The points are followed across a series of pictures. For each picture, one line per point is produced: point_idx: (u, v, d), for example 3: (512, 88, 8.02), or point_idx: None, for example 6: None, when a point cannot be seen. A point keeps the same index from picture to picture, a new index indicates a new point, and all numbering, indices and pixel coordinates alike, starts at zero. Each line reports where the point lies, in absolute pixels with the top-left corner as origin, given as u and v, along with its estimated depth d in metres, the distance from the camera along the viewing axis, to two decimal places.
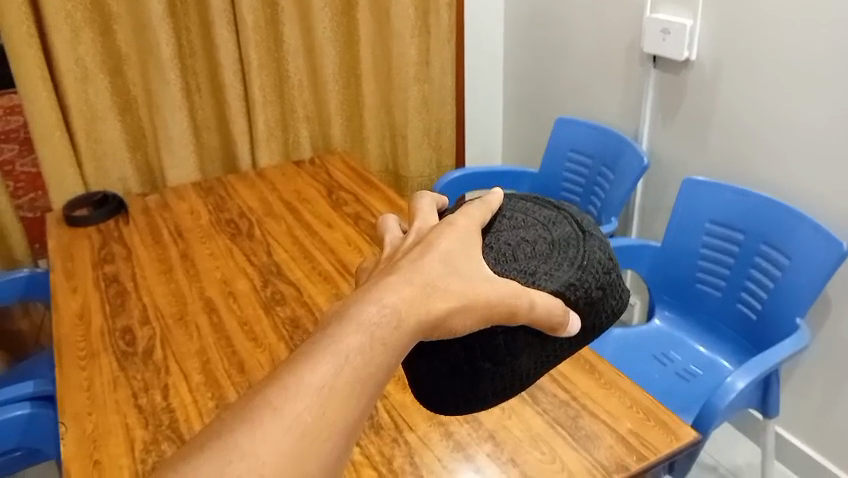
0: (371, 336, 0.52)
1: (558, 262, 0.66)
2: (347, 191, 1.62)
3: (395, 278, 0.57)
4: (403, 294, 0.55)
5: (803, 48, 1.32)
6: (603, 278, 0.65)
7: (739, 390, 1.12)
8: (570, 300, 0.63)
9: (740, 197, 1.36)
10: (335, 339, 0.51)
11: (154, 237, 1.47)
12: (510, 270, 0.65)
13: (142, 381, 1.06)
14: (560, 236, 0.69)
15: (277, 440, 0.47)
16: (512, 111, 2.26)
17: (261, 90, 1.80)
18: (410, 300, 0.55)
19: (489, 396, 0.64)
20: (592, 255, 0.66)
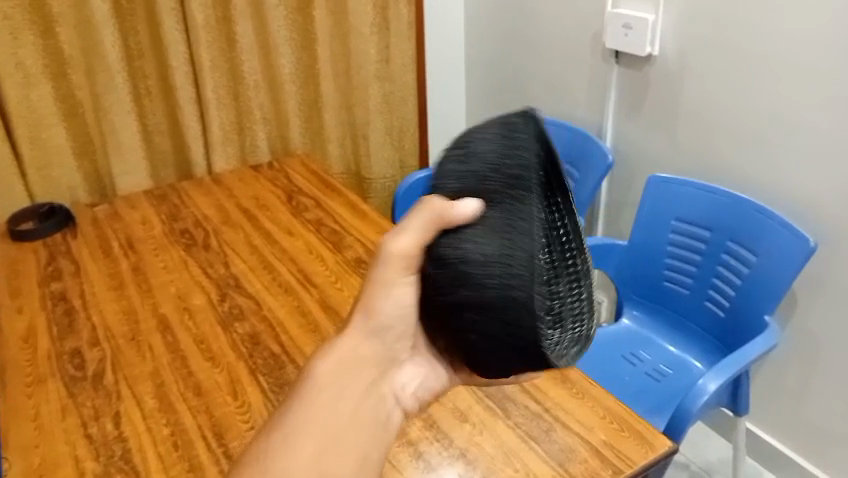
0: (327, 370, 0.67)
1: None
2: (307, 195, 1.57)
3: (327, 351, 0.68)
4: (339, 349, 0.68)
5: (767, 43, 1.31)
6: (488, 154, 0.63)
7: (711, 391, 1.10)
8: None
9: (705, 194, 1.35)
10: (299, 401, 0.65)
11: (104, 250, 1.40)
12: None
13: (92, 408, 1.00)
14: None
15: (293, 453, 0.61)
16: (475, 108, 2.22)
17: (215, 92, 1.73)
18: (345, 348, 0.68)
19: (512, 289, 0.53)
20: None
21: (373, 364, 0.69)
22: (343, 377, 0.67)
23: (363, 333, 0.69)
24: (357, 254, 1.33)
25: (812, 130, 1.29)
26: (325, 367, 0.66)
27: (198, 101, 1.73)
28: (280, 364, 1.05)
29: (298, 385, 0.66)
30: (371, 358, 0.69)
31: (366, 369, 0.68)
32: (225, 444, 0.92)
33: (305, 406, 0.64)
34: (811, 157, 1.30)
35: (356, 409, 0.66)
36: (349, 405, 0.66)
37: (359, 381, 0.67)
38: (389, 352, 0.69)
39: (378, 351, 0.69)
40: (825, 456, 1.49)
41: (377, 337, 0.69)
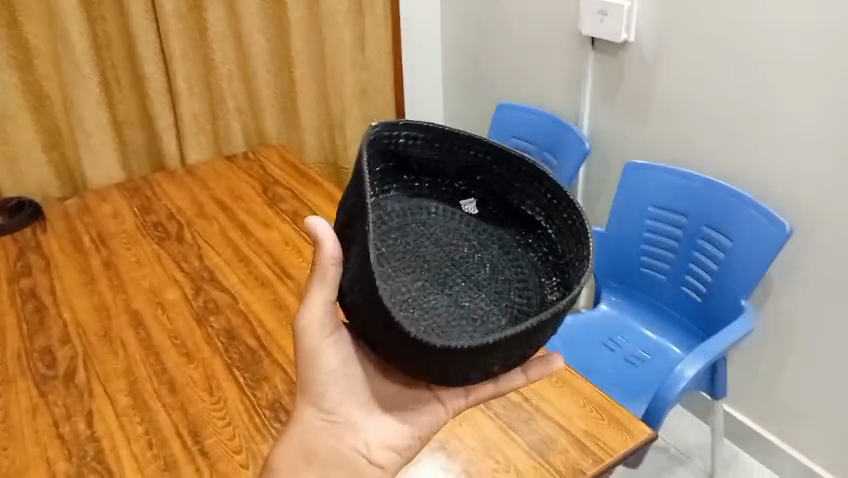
0: (293, 451, 0.72)
1: (414, 228, 0.78)
2: (283, 186, 1.54)
3: (289, 439, 0.73)
4: (298, 430, 0.73)
5: (742, 30, 1.31)
6: (426, 177, 0.77)
7: (689, 377, 1.10)
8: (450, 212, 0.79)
9: (682, 180, 1.35)
10: None
11: (74, 245, 1.37)
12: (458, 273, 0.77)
13: (63, 407, 0.98)
14: (457, 226, 0.79)
15: None
16: (452, 95, 2.21)
17: (186, 82, 1.70)
18: (304, 428, 0.73)
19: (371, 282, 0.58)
20: (435, 203, 0.79)
21: (329, 434, 0.73)
22: (299, 457, 0.72)
23: (313, 411, 0.73)
24: None
25: (786, 117, 1.29)
26: (281, 455, 0.72)
27: (169, 91, 1.70)
28: (257, 358, 1.04)
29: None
30: (326, 433, 0.73)
31: (322, 442, 0.73)
32: (202, 441, 0.91)
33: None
34: (786, 144, 1.31)
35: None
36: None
37: (317, 456, 0.72)
38: (343, 419, 0.74)
39: (331, 420, 0.74)
40: (800, 438, 1.51)
41: (324, 410, 0.74)
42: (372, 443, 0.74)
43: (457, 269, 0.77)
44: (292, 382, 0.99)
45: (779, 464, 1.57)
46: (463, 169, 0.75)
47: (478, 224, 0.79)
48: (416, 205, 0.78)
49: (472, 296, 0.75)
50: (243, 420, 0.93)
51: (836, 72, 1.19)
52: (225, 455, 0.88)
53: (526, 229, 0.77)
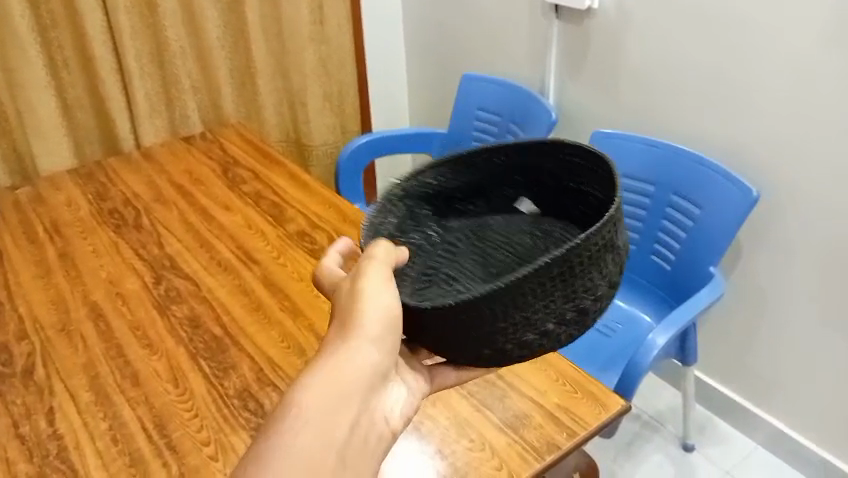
0: (317, 394, 0.56)
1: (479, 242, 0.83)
2: (244, 167, 1.50)
3: (310, 377, 0.57)
4: (324, 370, 0.58)
5: None
6: (476, 199, 0.82)
7: (660, 346, 1.10)
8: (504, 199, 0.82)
9: (649, 149, 1.34)
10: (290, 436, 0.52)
11: (28, 236, 1.31)
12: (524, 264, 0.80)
13: (22, 406, 0.94)
14: (518, 225, 0.83)
15: None
16: (415, 69, 2.17)
17: (137, 62, 1.63)
18: (330, 370, 0.58)
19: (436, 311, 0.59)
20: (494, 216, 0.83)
21: (368, 386, 0.59)
22: (340, 399, 0.56)
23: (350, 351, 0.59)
24: (300, 227, 1.28)
25: (752, 84, 1.30)
26: (322, 390, 0.56)
27: (119, 72, 1.63)
28: (223, 346, 1.01)
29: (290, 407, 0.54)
30: (371, 383, 0.59)
31: (364, 392, 0.58)
32: (169, 435, 0.88)
33: (294, 440, 0.52)
34: (753, 109, 1.31)
35: (348, 441, 0.55)
36: (344, 431, 0.55)
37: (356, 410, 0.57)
38: (386, 369, 0.61)
39: (381, 368, 0.60)
40: (771, 400, 1.54)
41: (376, 360, 0.60)
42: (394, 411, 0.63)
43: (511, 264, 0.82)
44: (260, 370, 0.97)
45: (749, 425, 1.60)
46: (498, 175, 0.79)
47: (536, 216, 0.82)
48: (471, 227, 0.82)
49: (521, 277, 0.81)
50: (211, 412, 0.91)
51: (800, 35, 1.20)
52: (193, 447, 0.86)
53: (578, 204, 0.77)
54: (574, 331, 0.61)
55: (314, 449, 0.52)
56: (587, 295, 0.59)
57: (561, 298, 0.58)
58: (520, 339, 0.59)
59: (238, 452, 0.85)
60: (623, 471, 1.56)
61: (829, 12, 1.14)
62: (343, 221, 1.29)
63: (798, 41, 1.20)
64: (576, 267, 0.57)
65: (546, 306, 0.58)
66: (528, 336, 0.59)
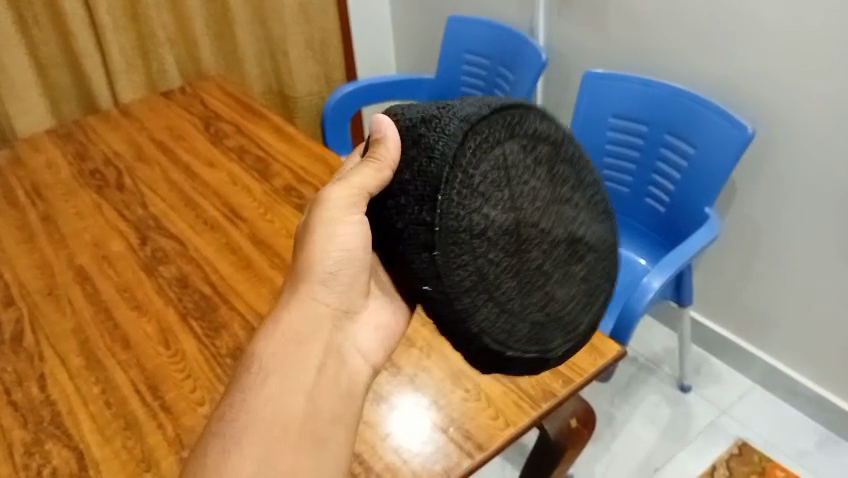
0: (286, 339, 0.67)
1: (535, 277, 0.64)
2: (227, 121, 1.46)
3: (286, 317, 0.68)
4: (300, 319, 0.68)
5: None
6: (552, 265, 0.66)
7: (656, 289, 1.09)
8: (550, 238, 0.65)
9: (641, 88, 1.31)
10: (260, 383, 0.64)
11: (9, 201, 1.28)
12: (490, 195, 0.61)
13: (13, 373, 0.93)
14: (555, 219, 0.65)
15: (260, 440, 0.61)
16: (400, 12, 2.09)
17: (110, 14, 1.56)
18: (301, 317, 0.68)
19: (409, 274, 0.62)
20: (586, 232, 0.68)
21: (325, 335, 0.69)
22: (294, 354, 0.66)
23: (320, 293, 0.69)
24: (287, 182, 1.25)
25: (748, 16, 1.25)
26: (277, 349, 0.66)
27: (92, 25, 1.56)
28: (213, 306, 1.00)
29: (246, 374, 0.65)
30: (326, 330, 0.69)
31: (325, 346, 0.68)
32: (162, 397, 0.87)
33: (252, 401, 0.63)
34: (749, 40, 1.27)
35: (311, 391, 0.65)
36: (308, 386, 0.65)
37: (316, 363, 0.66)
38: (341, 312, 0.71)
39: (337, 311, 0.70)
40: (765, 338, 1.55)
41: (323, 312, 0.69)
42: (366, 349, 0.72)
43: (519, 172, 0.63)
44: (252, 328, 0.96)
45: (743, 362, 1.61)
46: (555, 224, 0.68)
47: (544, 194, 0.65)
48: (550, 244, 0.65)
49: (485, 140, 0.61)
50: (204, 371, 0.90)
51: None
52: (187, 409, 0.85)
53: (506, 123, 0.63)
54: (472, 145, 0.61)
55: (271, 411, 0.63)
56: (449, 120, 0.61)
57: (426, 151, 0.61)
58: (432, 156, 0.60)
59: None
60: (620, 414, 1.57)
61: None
62: (330, 174, 1.26)
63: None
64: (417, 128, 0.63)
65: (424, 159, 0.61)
66: (413, 154, 0.62)
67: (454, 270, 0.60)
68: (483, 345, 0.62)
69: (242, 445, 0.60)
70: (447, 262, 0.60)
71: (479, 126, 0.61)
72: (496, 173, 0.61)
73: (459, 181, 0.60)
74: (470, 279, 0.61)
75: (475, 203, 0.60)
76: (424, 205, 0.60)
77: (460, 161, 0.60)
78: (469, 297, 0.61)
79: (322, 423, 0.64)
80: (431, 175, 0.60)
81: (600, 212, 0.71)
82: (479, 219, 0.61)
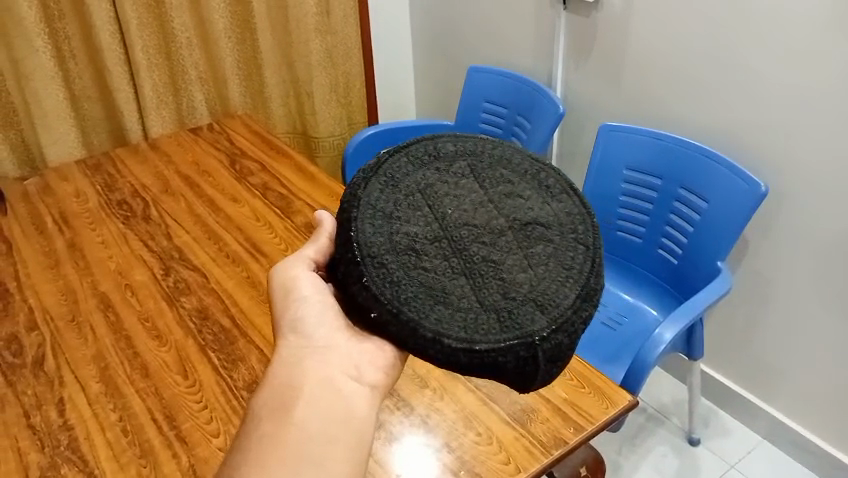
0: (271, 387, 0.64)
1: (487, 273, 0.60)
2: (251, 159, 1.50)
3: (271, 371, 0.66)
4: (285, 366, 0.66)
5: None
6: (508, 262, 0.61)
7: (667, 341, 1.09)
8: (495, 245, 0.61)
9: (656, 142, 1.33)
10: (252, 433, 0.61)
11: (37, 227, 1.32)
12: (408, 213, 0.62)
13: (33, 397, 0.95)
14: (491, 218, 0.63)
15: None
16: (422, 59, 2.15)
17: (144, 53, 1.60)
18: (285, 365, 0.66)
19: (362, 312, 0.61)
20: (539, 214, 0.64)
21: (310, 370, 0.65)
22: (281, 397, 0.63)
23: (295, 338, 0.68)
24: (307, 219, 1.28)
25: (761, 78, 1.28)
26: (265, 396, 0.63)
27: (127, 62, 1.60)
28: (231, 338, 1.02)
29: (241, 430, 0.62)
30: (310, 364, 0.65)
31: (311, 380, 0.64)
32: (178, 426, 0.89)
33: (247, 450, 0.59)
34: (761, 102, 1.30)
35: (303, 425, 0.60)
36: (297, 421, 0.60)
37: (302, 396, 0.62)
38: (323, 345, 0.66)
39: (320, 345, 0.67)
40: (775, 395, 1.54)
41: (305, 351, 0.66)
42: (360, 369, 0.65)
43: (436, 189, 0.64)
44: (268, 362, 0.97)
45: (753, 418, 1.60)
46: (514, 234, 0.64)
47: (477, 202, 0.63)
48: (492, 237, 0.62)
49: (389, 178, 0.64)
50: (220, 403, 0.92)
51: (813, 33, 1.18)
52: (202, 439, 0.87)
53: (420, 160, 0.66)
54: (378, 185, 0.64)
55: (264, 454, 0.58)
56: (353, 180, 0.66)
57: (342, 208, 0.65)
58: (346, 209, 0.64)
59: None
60: (628, 463, 1.56)
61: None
62: None
63: (806, 30, 1.18)
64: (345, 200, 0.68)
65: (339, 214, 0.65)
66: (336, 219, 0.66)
67: (389, 288, 0.59)
68: (445, 347, 0.58)
69: None
70: (381, 282, 0.60)
71: (380, 171, 0.65)
72: (409, 196, 0.63)
73: (370, 215, 0.62)
74: (409, 291, 0.59)
75: (392, 226, 0.61)
76: (347, 246, 0.62)
77: (369, 199, 0.63)
78: (414, 308, 0.59)
79: (315, 453, 0.59)
80: (343, 222, 0.63)
81: (557, 192, 0.66)
82: (400, 234, 0.61)
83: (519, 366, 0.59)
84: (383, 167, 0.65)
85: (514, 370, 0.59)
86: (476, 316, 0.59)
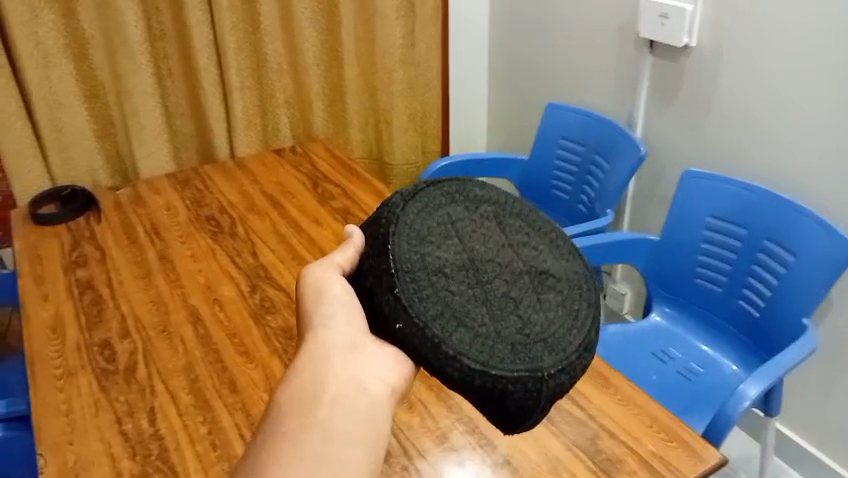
0: (298, 381, 0.65)
1: (505, 308, 0.65)
2: (333, 183, 1.54)
3: (299, 363, 0.67)
4: (312, 362, 0.66)
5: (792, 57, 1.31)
6: (523, 301, 0.66)
7: (752, 397, 1.07)
8: (513, 281, 0.66)
9: (742, 192, 1.32)
10: (276, 424, 0.62)
11: (129, 237, 1.38)
12: (438, 239, 0.67)
13: (125, 404, 0.98)
14: (511, 258, 0.68)
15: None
16: (498, 93, 2.17)
17: (238, 75, 1.67)
18: (313, 360, 0.67)
19: (385, 323, 0.65)
20: (552, 265, 0.69)
21: (335, 368, 0.66)
22: (307, 393, 0.64)
23: (321, 334, 0.68)
24: None
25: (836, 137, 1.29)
26: (289, 391, 0.64)
27: (220, 83, 1.67)
28: None
29: (267, 420, 0.63)
30: (337, 363, 0.66)
31: (335, 378, 0.65)
32: None
33: (271, 441, 0.60)
34: (791, 135, 1.36)
35: (326, 423, 0.61)
36: (319, 419, 0.61)
37: (326, 396, 0.63)
38: (349, 344, 0.67)
39: (346, 344, 0.67)
40: None
41: (332, 348, 0.67)
42: (384, 372, 0.66)
43: (466, 224, 0.69)
44: None
45: None
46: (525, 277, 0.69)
47: (498, 243, 0.69)
48: (512, 276, 0.67)
49: (424, 205, 0.69)
50: None
51: None
52: None
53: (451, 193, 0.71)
54: (413, 208, 0.68)
55: (287, 448, 0.59)
56: (387, 200, 0.70)
57: (374, 223, 0.69)
58: (381, 223, 0.68)
59: None
60: None
61: (828, 16, 1.23)
62: None
63: (838, 64, 1.24)
64: (372, 217, 0.72)
65: (371, 229, 0.69)
66: (368, 228, 0.70)
67: (418, 302, 0.63)
68: (464, 367, 0.61)
69: None
70: (411, 296, 0.63)
71: (416, 196, 0.69)
72: (441, 225, 0.68)
73: (405, 234, 0.66)
74: (436, 308, 0.63)
75: (425, 248, 0.65)
76: (381, 258, 0.65)
77: (405, 220, 0.67)
78: (439, 325, 0.62)
79: (337, 457, 0.59)
80: (379, 237, 0.67)
81: (564, 252, 0.72)
82: (429, 255, 0.65)
83: (524, 399, 0.63)
84: (420, 193, 0.70)
85: (516, 403, 0.63)
86: (491, 345, 0.63)
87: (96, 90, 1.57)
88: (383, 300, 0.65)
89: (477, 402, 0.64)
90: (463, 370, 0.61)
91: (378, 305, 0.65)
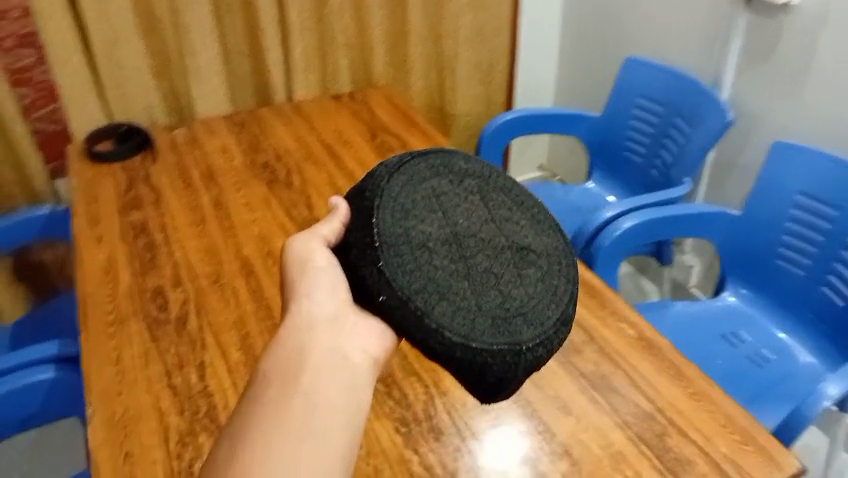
0: (282, 351, 0.62)
1: (487, 283, 0.65)
2: (391, 134, 1.47)
3: (282, 335, 0.64)
4: (295, 333, 0.63)
5: None
6: (503, 276, 0.66)
7: (832, 396, 0.99)
8: (495, 256, 0.66)
9: (836, 168, 1.20)
10: (258, 395, 0.58)
11: (184, 180, 1.35)
12: (423, 212, 0.66)
13: (176, 356, 0.97)
14: (492, 233, 0.68)
15: (256, 448, 0.53)
16: (570, 45, 2.04)
17: (298, 15, 1.59)
18: (297, 331, 0.64)
19: (366, 296, 0.63)
20: (532, 242, 0.69)
21: (318, 338, 0.63)
22: (290, 362, 0.60)
23: (304, 304, 0.66)
24: None
25: None
26: (272, 361, 0.61)
27: (280, 23, 1.60)
28: None
29: (249, 391, 0.59)
30: (320, 333, 0.63)
31: (319, 347, 0.62)
32: None
33: (252, 411, 0.56)
34: None
35: (309, 392, 0.58)
36: (302, 387, 0.58)
37: (308, 365, 0.60)
38: (333, 314, 0.65)
39: (330, 314, 0.65)
40: None
41: (315, 319, 0.65)
42: (365, 342, 0.64)
43: (450, 199, 0.68)
44: (405, 356, 0.94)
45: None
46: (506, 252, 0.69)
47: (481, 218, 0.68)
48: (494, 251, 0.67)
49: (409, 177, 0.68)
50: None
51: None
52: None
53: (436, 167, 0.70)
54: (398, 180, 0.67)
55: (269, 418, 0.56)
56: (371, 171, 0.69)
57: (358, 195, 0.67)
58: (366, 196, 0.66)
59: (384, 445, 0.81)
60: None
61: None
62: None
63: None
64: (353, 188, 0.70)
65: (355, 201, 0.67)
66: (353, 198, 0.68)
67: (402, 276, 0.62)
68: (445, 341, 0.61)
69: (243, 458, 0.53)
70: (395, 270, 0.62)
71: (401, 168, 0.68)
72: (426, 199, 0.67)
73: (391, 207, 0.65)
74: (419, 282, 0.62)
75: (411, 222, 0.65)
76: (366, 230, 0.64)
77: (390, 192, 0.66)
78: (422, 299, 0.62)
79: (320, 424, 0.56)
80: (363, 208, 0.65)
81: (546, 227, 0.72)
82: (413, 228, 0.64)
83: (503, 372, 0.62)
84: (405, 165, 0.69)
85: (496, 376, 0.62)
86: (472, 319, 0.62)
87: (153, 24, 1.50)
88: (365, 272, 0.64)
89: (456, 375, 0.63)
90: (443, 343, 0.61)
91: (359, 277, 0.64)
